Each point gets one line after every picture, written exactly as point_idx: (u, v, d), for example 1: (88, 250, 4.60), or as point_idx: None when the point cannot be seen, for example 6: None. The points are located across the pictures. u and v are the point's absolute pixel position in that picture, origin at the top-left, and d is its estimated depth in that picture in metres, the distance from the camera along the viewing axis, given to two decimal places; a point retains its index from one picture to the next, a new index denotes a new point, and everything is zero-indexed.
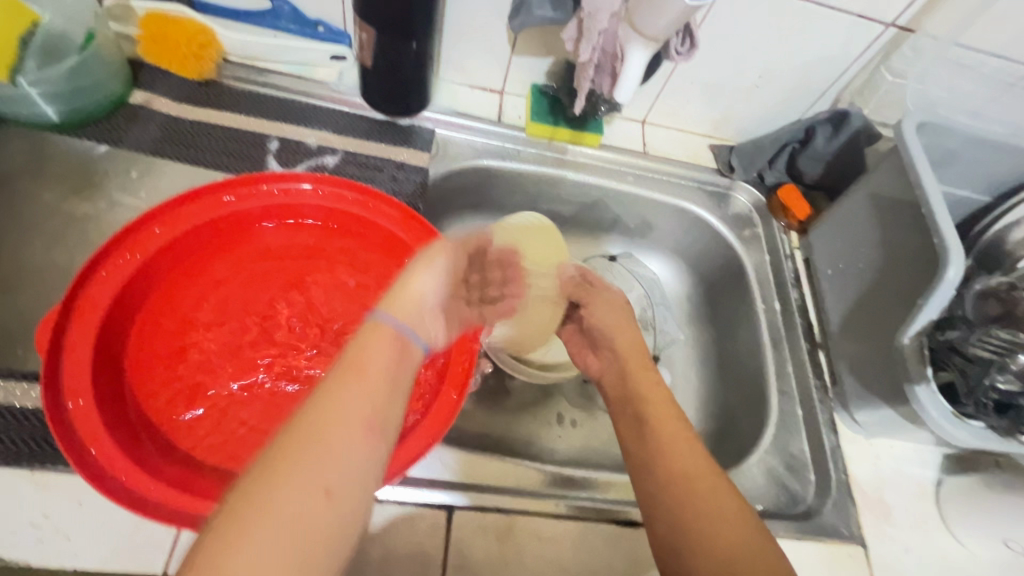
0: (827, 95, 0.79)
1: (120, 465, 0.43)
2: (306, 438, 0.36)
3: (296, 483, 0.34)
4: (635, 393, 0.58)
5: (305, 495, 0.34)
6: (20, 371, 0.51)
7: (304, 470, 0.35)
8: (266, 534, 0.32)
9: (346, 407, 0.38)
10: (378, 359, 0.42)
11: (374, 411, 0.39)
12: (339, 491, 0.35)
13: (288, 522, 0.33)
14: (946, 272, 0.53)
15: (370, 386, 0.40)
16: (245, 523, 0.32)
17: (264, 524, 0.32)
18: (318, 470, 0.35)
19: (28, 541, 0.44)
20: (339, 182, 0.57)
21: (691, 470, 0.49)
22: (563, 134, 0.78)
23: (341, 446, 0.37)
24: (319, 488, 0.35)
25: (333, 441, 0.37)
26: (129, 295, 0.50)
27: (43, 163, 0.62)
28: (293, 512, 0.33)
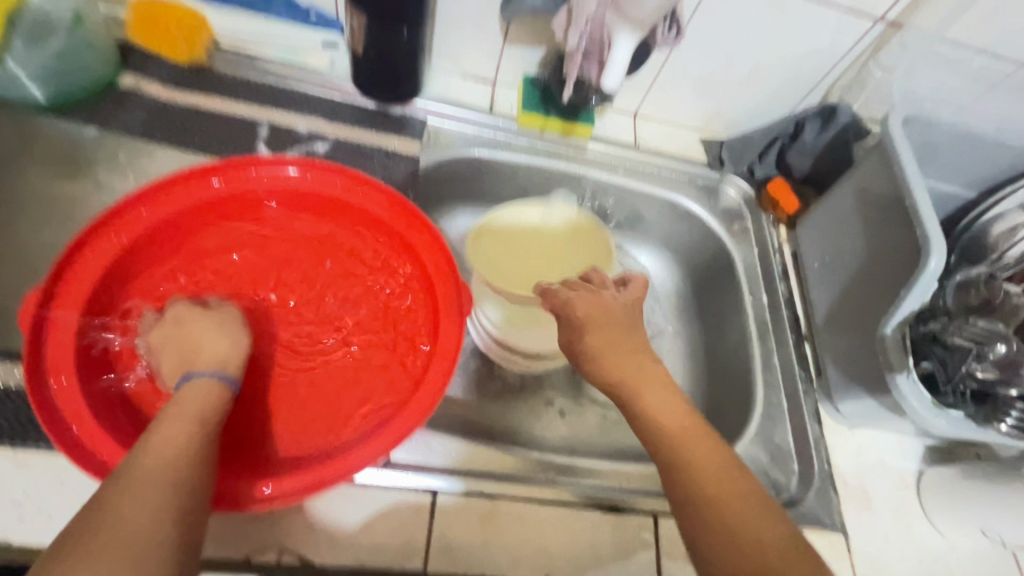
0: (816, 90, 0.79)
1: (101, 443, 0.42)
2: (111, 487, 0.35)
3: (99, 527, 0.33)
4: (648, 411, 0.50)
5: (107, 538, 0.32)
6: (4, 351, 0.50)
7: (110, 514, 0.33)
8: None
9: (153, 450, 0.38)
10: (181, 405, 0.42)
11: (182, 451, 0.38)
12: (147, 524, 0.34)
13: (79, 574, 0.31)
14: (928, 263, 0.54)
15: (174, 427, 0.40)
16: (47, 574, 0.30)
17: (73, 568, 0.31)
18: (121, 507, 0.34)
19: (9, 519, 0.44)
20: (328, 167, 0.56)
21: (717, 478, 0.45)
22: (554, 125, 0.78)
23: (144, 485, 0.35)
24: (128, 517, 0.33)
25: (134, 481, 0.35)
26: (115, 276, 0.50)
27: (30, 145, 0.62)
28: (89, 556, 0.31)
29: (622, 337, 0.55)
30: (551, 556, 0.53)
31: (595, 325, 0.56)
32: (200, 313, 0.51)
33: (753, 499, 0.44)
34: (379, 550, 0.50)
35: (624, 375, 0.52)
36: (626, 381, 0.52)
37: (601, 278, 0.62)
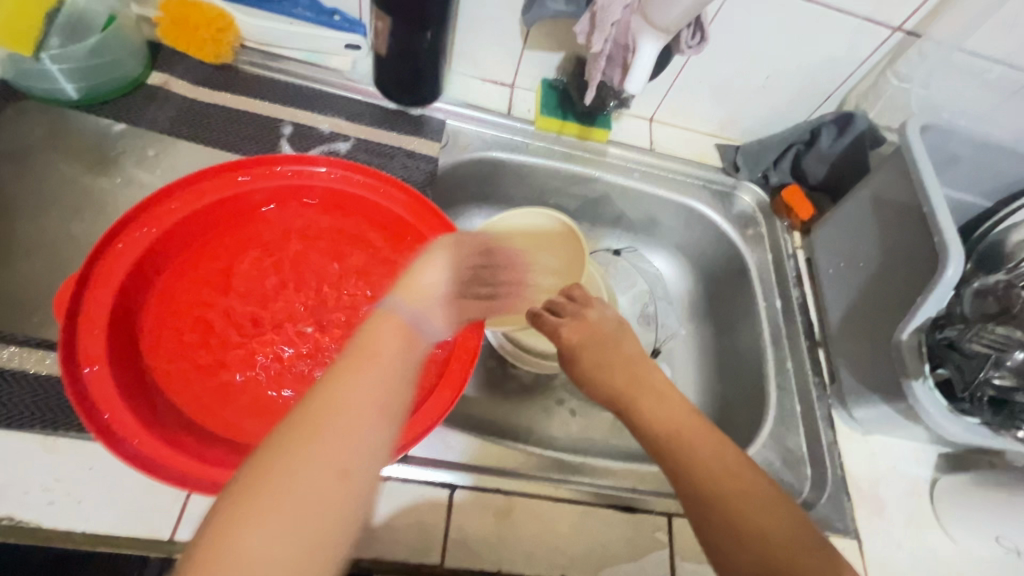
0: (832, 98, 0.80)
1: (132, 429, 0.44)
2: (314, 421, 0.34)
3: (305, 463, 0.33)
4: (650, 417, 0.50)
5: (314, 476, 0.32)
6: (36, 338, 0.52)
7: (313, 451, 0.33)
8: (280, 510, 0.31)
9: (357, 386, 0.37)
10: (383, 340, 0.40)
11: (383, 395, 0.37)
12: (349, 470, 0.34)
13: (290, 505, 0.31)
14: (945, 270, 0.54)
15: (377, 365, 0.38)
16: (259, 496, 0.31)
17: (279, 500, 0.31)
18: (329, 447, 0.34)
19: (39, 503, 0.45)
20: (354, 167, 0.58)
21: (730, 486, 0.44)
22: (571, 129, 0.79)
23: (347, 429, 0.35)
24: (330, 458, 0.33)
25: (342, 423, 0.35)
26: (146, 266, 0.51)
27: (62, 139, 0.63)
28: (298, 492, 0.32)
29: (615, 355, 0.55)
30: (565, 554, 0.53)
31: (589, 339, 0.56)
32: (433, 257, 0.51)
33: (761, 497, 0.44)
34: (396, 543, 0.51)
35: (623, 394, 0.52)
36: (626, 399, 0.51)
37: (587, 296, 0.61)
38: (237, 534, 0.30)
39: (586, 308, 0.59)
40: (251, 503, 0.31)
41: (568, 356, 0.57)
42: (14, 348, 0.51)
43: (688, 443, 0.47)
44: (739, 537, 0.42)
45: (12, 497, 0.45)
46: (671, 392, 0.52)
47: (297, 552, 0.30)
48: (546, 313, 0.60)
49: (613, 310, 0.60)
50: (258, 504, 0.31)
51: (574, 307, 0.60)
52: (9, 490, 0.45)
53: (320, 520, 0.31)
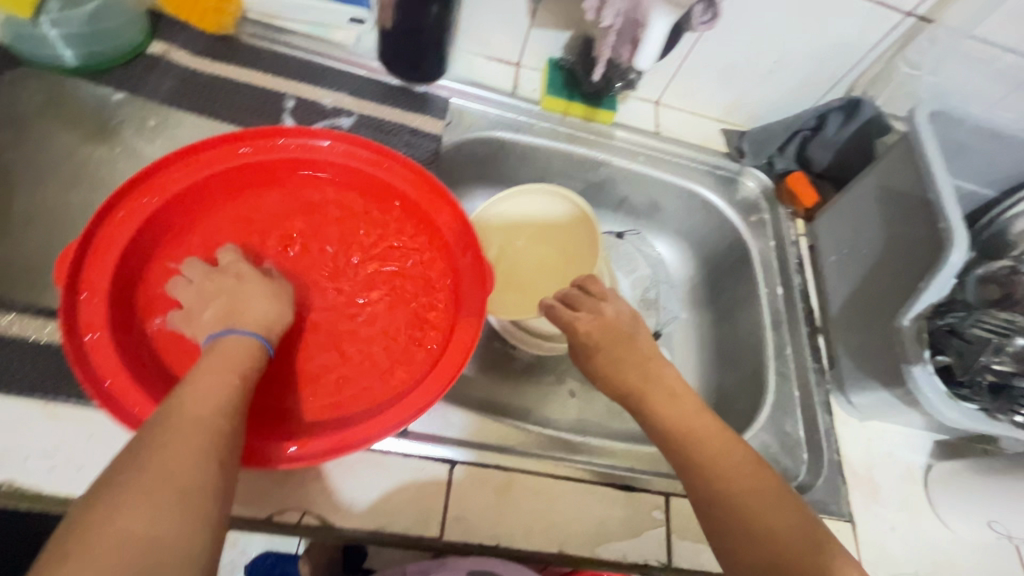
0: (840, 84, 0.79)
1: (134, 397, 0.44)
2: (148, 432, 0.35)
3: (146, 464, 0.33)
4: (666, 417, 0.51)
5: (154, 475, 0.33)
6: (36, 307, 0.51)
7: (157, 453, 0.34)
8: (121, 513, 0.31)
9: (190, 401, 0.38)
10: (219, 359, 0.42)
11: (217, 398, 0.39)
12: (201, 462, 0.35)
13: (135, 508, 0.31)
14: (949, 256, 0.54)
15: (214, 379, 0.40)
16: (93, 515, 0.30)
17: (122, 504, 0.31)
18: (173, 446, 0.34)
19: (40, 469, 0.45)
20: (356, 140, 0.57)
21: (740, 481, 0.45)
22: (577, 109, 0.78)
23: (187, 430, 0.36)
24: (180, 454, 0.34)
25: (176, 429, 0.36)
26: (145, 236, 0.51)
27: (61, 107, 0.62)
28: (136, 496, 0.32)
29: (629, 351, 0.56)
30: (563, 530, 0.54)
31: (606, 336, 0.57)
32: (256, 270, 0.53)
33: (773, 494, 0.45)
34: (396, 516, 0.51)
35: (634, 389, 0.53)
36: (637, 396, 0.53)
37: (603, 290, 0.62)
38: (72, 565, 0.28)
39: (602, 304, 0.60)
40: (84, 524, 0.30)
41: (583, 347, 0.58)
42: (14, 315, 0.50)
43: (705, 441, 0.49)
44: (742, 530, 0.43)
45: (13, 463, 0.45)
46: (685, 395, 0.52)
47: (153, 516, 0.31)
48: (561, 306, 0.61)
49: (627, 304, 0.61)
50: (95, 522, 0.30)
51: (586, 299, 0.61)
52: (10, 456, 0.45)
53: (164, 511, 0.32)
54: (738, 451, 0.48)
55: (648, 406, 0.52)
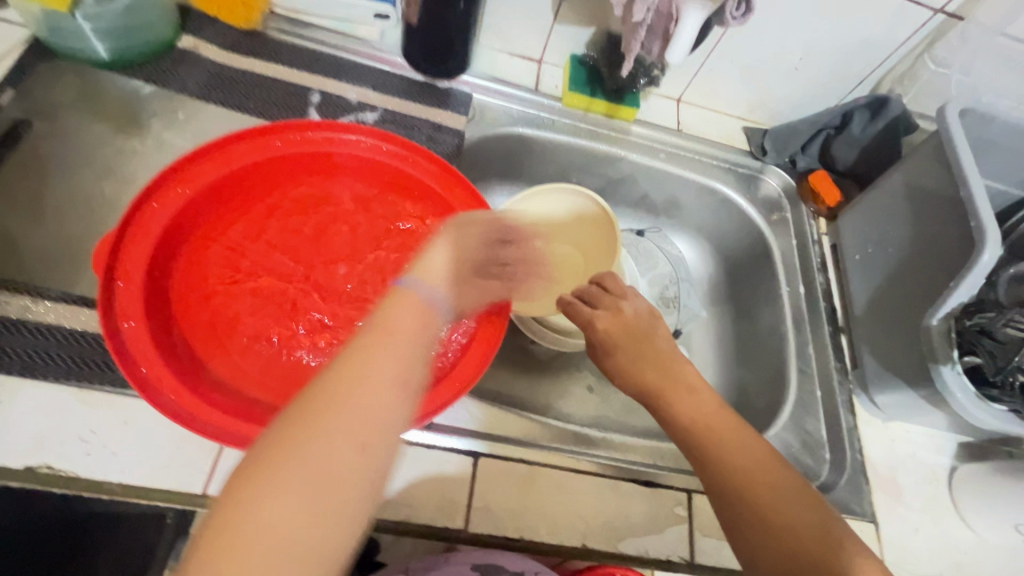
0: (866, 81, 0.79)
1: (168, 383, 0.44)
2: (338, 382, 0.34)
3: (330, 426, 0.32)
4: (687, 416, 0.50)
5: (336, 439, 0.32)
6: (70, 295, 0.52)
7: (337, 414, 0.33)
8: (297, 471, 0.31)
9: (379, 362, 0.36)
10: (403, 324, 0.38)
11: (403, 368, 0.36)
12: (368, 443, 0.33)
13: (311, 474, 0.31)
14: (982, 255, 0.53)
15: (396, 356, 0.36)
16: (277, 458, 0.31)
17: (299, 460, 0.31)
18: (350, 415, 0.33)
19: (76, 453, 0.46)
20: (383, 135, 0.58)
21: (758, 479, 0.45)
22: (599, 106, 0.78)
23: (368, 398, 0.34)
24: (357, 425, 0.33)
25: (360, 391, 0.34)
26: (177, 226, 0.51)
27: (93, 99, 0.63)
28: (315, 457, 0.31)
29: (648, 351, 0.55)
30: (585, 524, 0.54)
31: (627, 332, 0.56)
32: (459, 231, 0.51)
33: (792, 490, 0.45)
34: (421, 506, 0.52)
35: (655, 388, 0.53)
36: (657, 396, 0.52)
37: (621, 287, 0.60)
38: (256, 499, 0.30)
39: (620, 301, 0.58)
40: (274, 458, 0.31)
41: (599, 344, 0.56)
42: (49, 303, 0.51)
43: (721, 437, 0.48)
44: (761, 528, 0.44)
45: (51, 447, 0.46)
46: (703, 394, 0.52)
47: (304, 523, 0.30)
48: (578, 302, 0.59)
49: (645, 301, 0.60)
50: (283, 466, 0.31)
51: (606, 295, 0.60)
52: (47, 440, 0.46)
53: (333, 488, 0.31)
54: (759, 446, 0.48)
55: (667, 403, 0.51)
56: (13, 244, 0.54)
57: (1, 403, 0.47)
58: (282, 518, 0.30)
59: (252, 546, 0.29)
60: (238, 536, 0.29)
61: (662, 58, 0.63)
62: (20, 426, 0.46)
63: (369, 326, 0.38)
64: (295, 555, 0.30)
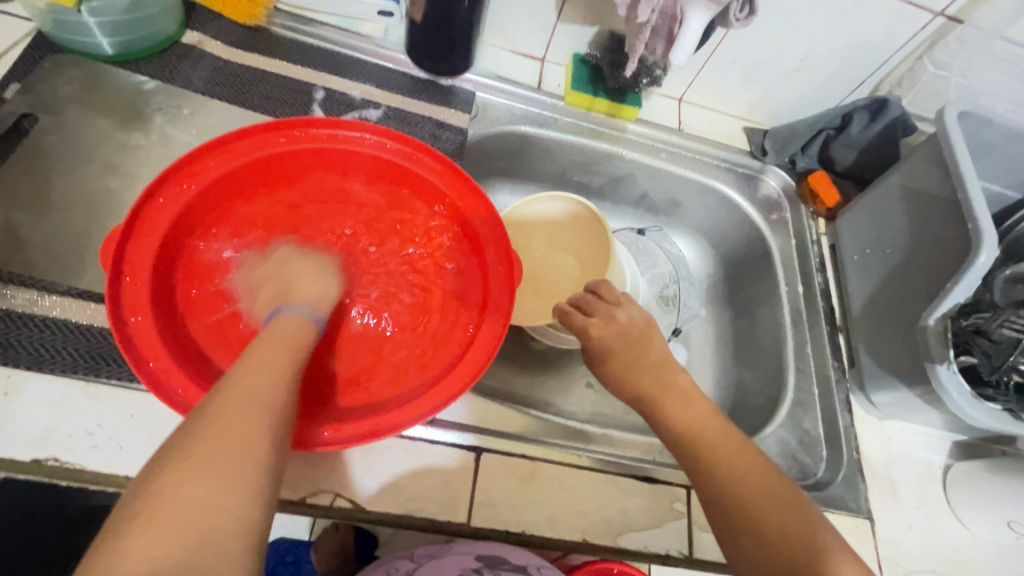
0: (866, 84, 0.80)
1: (175, 378, 0.45)
2: (222, 383, 0.37)
3: (219, 412, 0.35)
4: (676, 423, 0.50)
5: (228, 420, 0.34)
6: (76, 289, 0.52)
7: (227, 401, 0.36)
8: (197, 452, 0.32)
9: (254, 363, 0.40)
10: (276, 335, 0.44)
11: (280, 364, 0.40)
12: (260, 419, 0.35)
13: (209, 452, 0.32)
14: (977, 257, 0.55)
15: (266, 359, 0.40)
16: (184, 447, 0.32)
17: (196, 443, 0.33)
18: (239, 400, 0.36)
19: (83, 446, 0.46)
20: (390, 133, 0.57)
21: (752, 486, 0.44)
22: (601, 105, 0.79)
23: (255, 388, 0.37)
24: (248, 404, 0.36)
25: (246, 385, 0.37)
26: (184, 222, 0.52)
27: (98, 95, 0.64)
28: (209, 439, 0.33)
29: (645, 354, 0.57)
30: (586, 519, 0.55)
31: (620, 332, 0.58)
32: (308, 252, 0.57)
33: (779, 496, 0.43)
34: (424, 501, 0.52)
35: (646, 392, 0.53)
36: (651, 399, 0.53)
37: (617, 295, 0.63)
38: (158, 487, 0.31)
39: (615, 309, 0.60)
40: (171, 450, 0.33)
41: (597, 351, 0.58)
42: (56, 296, 0.52)
43: (715, 444, 0.47)
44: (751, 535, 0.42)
45: (58, 439, 0.46)
46: (695, 396, 0.52)
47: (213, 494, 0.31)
48: (576, 311, 0.62)
49: (641, 309, 0.61)
50: (182, 452, 0.32)
51: (598, 301, 0.62)
52: (54, 432, 0.46)
53: (231, 460, 0.32)
54: (746, 451, 0.46)
55: (659, 407, 0.52)
56: (20, 237, 0.54)
57: (8, 396, 0.47)
58: (189, 495, 0.30)
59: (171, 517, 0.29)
60: (144, 523, 0.29)
61: (667, 58, 0.63)
62: (27, 418, 0.46)
63: (243, 353, 0.42)
64: (206, 524, 0.30)
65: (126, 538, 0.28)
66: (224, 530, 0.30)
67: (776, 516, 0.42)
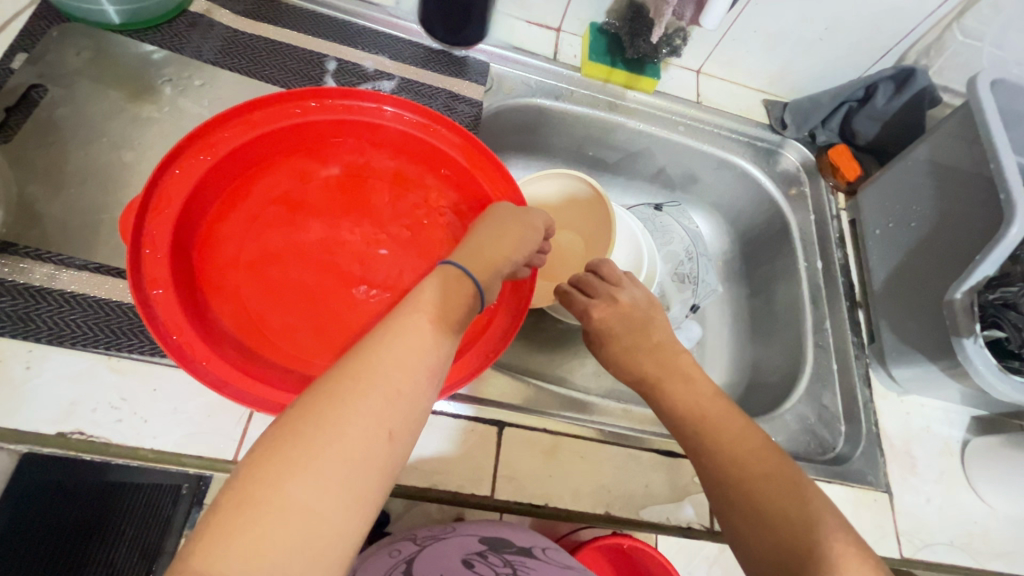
0: (892, 53, 0.77)
1: (200, 350, 0.45)
2: (364, 364, 0.35)
3: (353, 406, 0.33)
4: (682, 406, 0.50)
5: (358, 419, 0.33)
6: (93, 264, 0.52)
7: (367, 391, 0.34)
8: (321, 449, 0.31)
9: (400, 348, 0.37)
10: (425, 300, 0.41)
11: (426, 356, 0.38)
12: (388, 425, 0.34)
13: (332, 452, 0.31)
14: (1009, 229, 0.54)
15: (406, 347, 0.37)
16: (304, 434, 0.32)
17: (323, 436, 0.32)
18: (375, 398, 0.34)
19: (108, 420, 0.46)
20: (406, 104, 0.57)
21: (748, 466, 0.44)
22: (619, 77, 0.77)
23: (394, 385, 0.35)
24: (382, 407, 0.34)
25: (388, 379, 0.35)
26: (201, 194, 0.51)
27: (107, 65, 0.62)
28: (335, 437, 0.32)
29: (643, 339, 0.55)
30: (609, 492, 0.55)
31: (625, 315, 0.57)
32: (494, 216, 0.51)
33: (782, 482, 0.42)
34: (450, 475, 0.53)
35: (650, 377, 0.53)
36: (651, 381, 0.53)
37: (618, 275, 0.60)
38: (279, 467, 0.30)
39: (617, 291, 0.58)
40: (299, 428, 0.32)
41: (595, 335, 0.57)
42: (73, 271, 0.51)
43: (712, 426, 0.47)
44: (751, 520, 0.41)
45: (82, 413, 0.46)
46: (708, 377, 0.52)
47: (325, 498, 0.30)
48: (576, 292, 0.60)
49: (642, 289, 0.60)
50: (307, 438, 0.32)
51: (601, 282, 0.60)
52: (78, 407, 0.46)
53: (349, 466, 0.32)
54: (752, 436, 0.46)
55: (663, 389, 0.52)
56: (34, 211, 0.53)
57: (31, 370, 0.47)
58: (298, 495, 0.30)
59: (278, 512, 0.29)
60: (256, 507, 0.29)
61: (698, 23, 0.71)
62: (51, 393, 0.46)
63: (389, 318, 0.40)
64: (309, 529, 0.29)
65: (237, 509, 0.29)
66: (329, 537, 0.30)
67: (776, 500, 0.41)
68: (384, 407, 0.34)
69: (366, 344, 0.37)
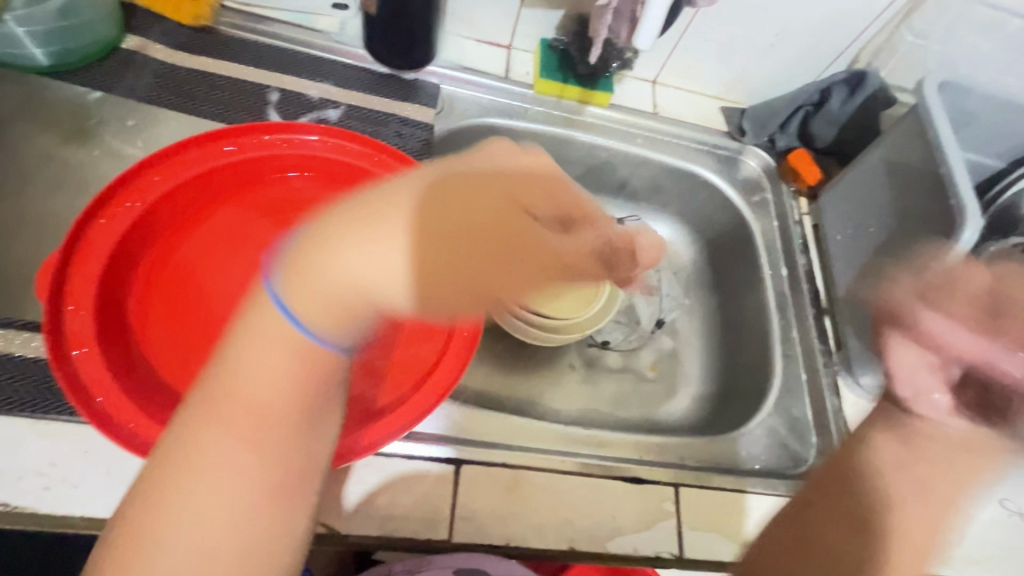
0: (844, 55, 0.77)
1: (126, 410, 0.43)
2: (213, 400, 0.36)
3: (218, 447, 0.36)
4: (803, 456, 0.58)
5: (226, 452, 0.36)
6: (19, 321, 0.49)
7: (224, 434, 0.36)
8: (195, 488, 0.35)
9: (254, 380, 0.37)
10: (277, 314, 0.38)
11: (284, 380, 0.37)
12: (261, 450, 0.37)
13: (203, 492, 0.35)
14: (963, 234, 0.55)
15: (257, 376, 0.37)
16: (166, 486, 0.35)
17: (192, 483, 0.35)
18: (239, 427, 0.37)
19: (35, 488, 0.44)
20: (345, 134, 0.57)
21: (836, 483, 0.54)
22: (572, 92, 0.76)
23: (250, 410, 0.37)
24: (245, 447, 0.36)
25: (242, 405, 0.37)
26: (131, 243, 0.49)
27: (36, 110, 0.60)
28: (206, 482, 0.35)
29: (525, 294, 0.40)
30: (573, 527, 0.53)
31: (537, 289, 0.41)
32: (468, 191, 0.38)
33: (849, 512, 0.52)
34: (405, 522, 0.51)
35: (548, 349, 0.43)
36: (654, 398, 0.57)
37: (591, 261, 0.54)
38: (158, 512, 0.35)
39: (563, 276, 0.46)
40: (175, 470, 0.36)
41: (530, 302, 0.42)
42: None
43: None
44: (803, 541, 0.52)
45: (6, 483, 0.44)
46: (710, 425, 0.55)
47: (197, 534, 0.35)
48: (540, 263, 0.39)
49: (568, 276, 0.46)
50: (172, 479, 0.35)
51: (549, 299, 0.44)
52: (2, 476, 0.44)
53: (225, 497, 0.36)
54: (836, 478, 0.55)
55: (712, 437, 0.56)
56: None
57: None
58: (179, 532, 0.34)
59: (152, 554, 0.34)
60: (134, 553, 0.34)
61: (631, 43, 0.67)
62: None
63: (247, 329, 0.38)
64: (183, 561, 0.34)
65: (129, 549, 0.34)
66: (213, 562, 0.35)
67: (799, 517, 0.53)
68: (241, 443, 0.36)
69: (212, 377, 0.37)
